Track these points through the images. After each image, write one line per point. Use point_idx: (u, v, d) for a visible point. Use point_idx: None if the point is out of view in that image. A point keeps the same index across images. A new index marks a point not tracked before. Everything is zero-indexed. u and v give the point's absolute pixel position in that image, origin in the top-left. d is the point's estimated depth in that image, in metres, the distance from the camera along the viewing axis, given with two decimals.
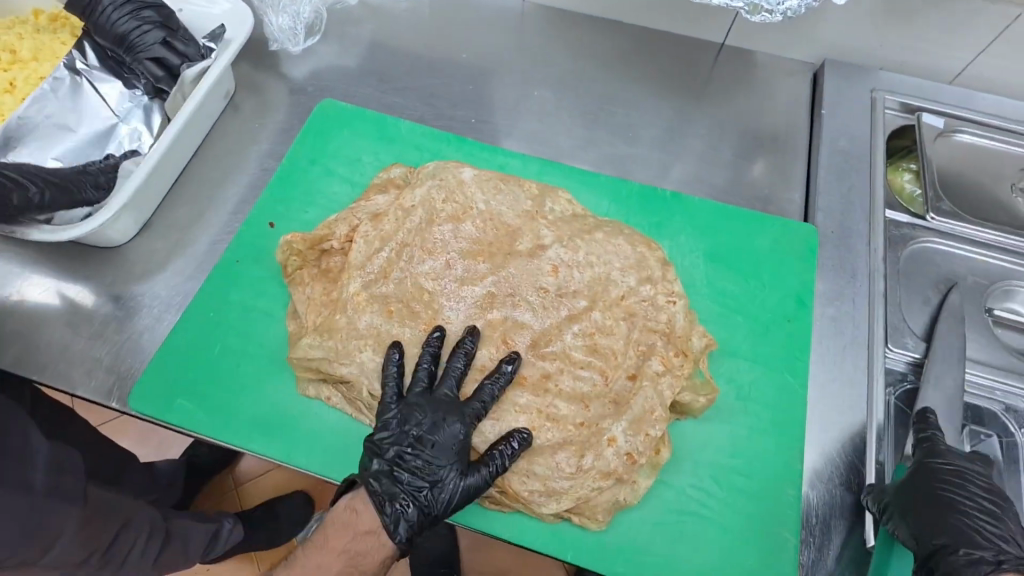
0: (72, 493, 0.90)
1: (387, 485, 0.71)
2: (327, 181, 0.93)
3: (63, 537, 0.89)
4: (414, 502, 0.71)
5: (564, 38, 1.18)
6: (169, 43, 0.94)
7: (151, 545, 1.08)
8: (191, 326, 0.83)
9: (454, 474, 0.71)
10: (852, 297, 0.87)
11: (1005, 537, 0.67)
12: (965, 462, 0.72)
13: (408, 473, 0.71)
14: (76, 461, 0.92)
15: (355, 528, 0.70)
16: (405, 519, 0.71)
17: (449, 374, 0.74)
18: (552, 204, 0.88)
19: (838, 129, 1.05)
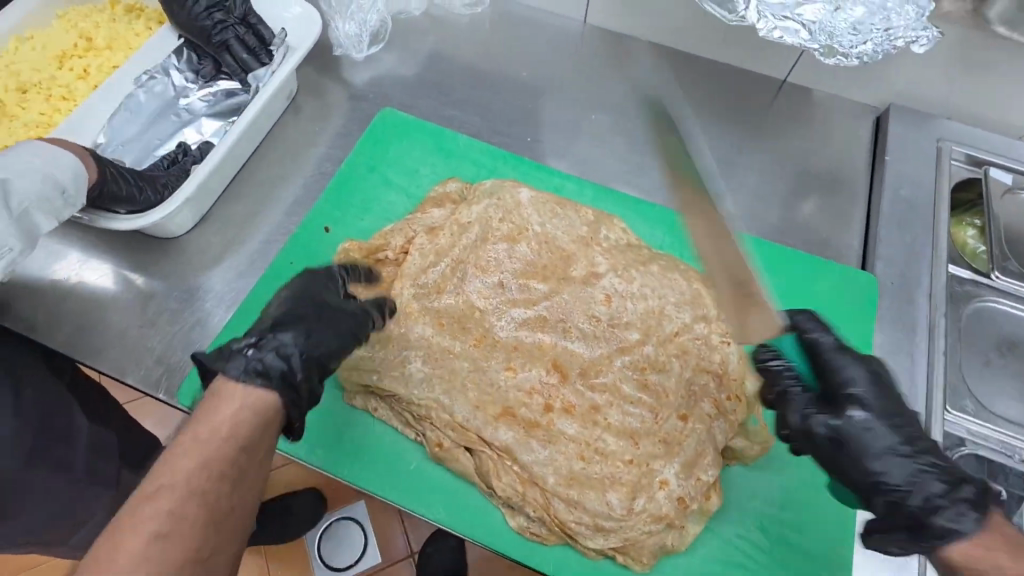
0: (107, 478, 0.89)
1: (235, 344, 0.65)
2: (384, 190, 0.94)
3: (93, 518, 0.90)
4: (267, 348, 0.65)
5: (624, 63, 1.18)
6: (241, 38, 0.98)
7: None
8: (247, 325, 0.83)
9: (313, 308, 0.72)
10: (910, 352, 0.85)
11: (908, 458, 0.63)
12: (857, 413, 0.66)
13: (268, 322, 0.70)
14: (112, 442, 0.91)
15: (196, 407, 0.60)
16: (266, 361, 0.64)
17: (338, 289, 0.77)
18: (608, 230, 0.87)
19: (903, 175, 1.02)
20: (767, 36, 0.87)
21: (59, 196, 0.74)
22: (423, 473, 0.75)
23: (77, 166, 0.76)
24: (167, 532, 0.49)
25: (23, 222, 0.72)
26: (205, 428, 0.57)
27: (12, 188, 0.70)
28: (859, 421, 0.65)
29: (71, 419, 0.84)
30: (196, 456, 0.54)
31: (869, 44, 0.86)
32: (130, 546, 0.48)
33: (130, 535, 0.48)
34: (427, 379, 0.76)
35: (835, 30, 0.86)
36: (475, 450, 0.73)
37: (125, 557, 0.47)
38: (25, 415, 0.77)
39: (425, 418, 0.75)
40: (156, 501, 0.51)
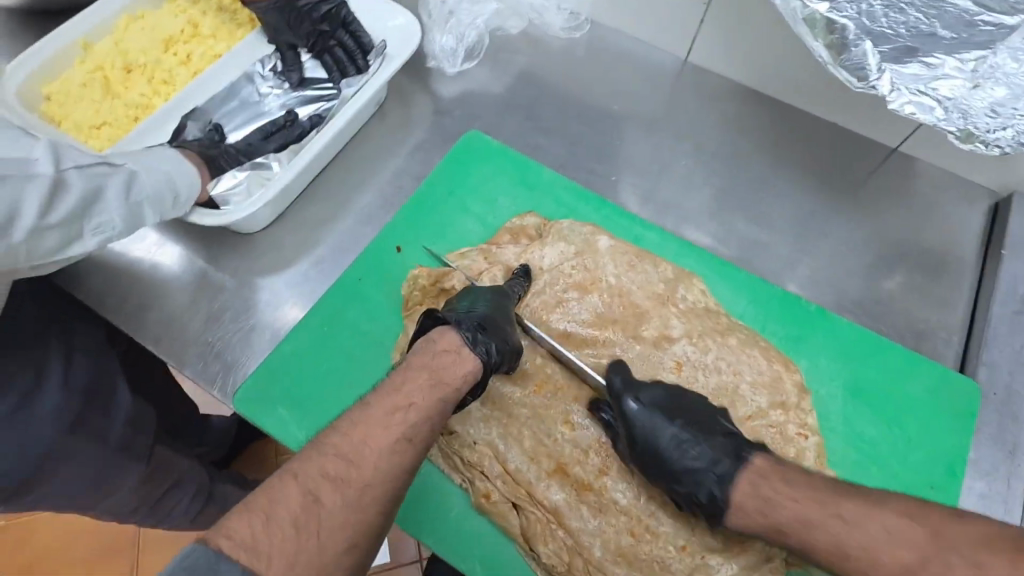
0: (139, 452, 0.89)
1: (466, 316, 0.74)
2: (461, 217, 0.91)
3: (122, 488, 0.91)
4: (491, 334, 0.72)
5: (721, 108, 1.12)
6: (343, 43, 0.98)
7: (197, 502, 1.09)
8: (306, 337, 0.82)
9: (515, 292, 0.81)
10: (1008, 475, 0.76)
11: (699, 463, 0.67)
12: (648, 416, 0.69)
13: (487, 297, 0.77)
14: (151, 417, 0.92)
15: (435, 351, 0.71)
16: (486, 341, 0.71)
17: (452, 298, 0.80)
18: (686, 291, 0.84)
19: (1019, 270, 0.92)
20: (898, 109, 0.82)
21: (171, 199, 0.76)
22: (462, 521, 0.72)
23: (195, 178, 0.79)
24: (409, 440, 0.63)
25: (134, 212, 0.72)
26: (437, 371, 0.68)
27: (138, 182, 0.71)
28: (634, 423, 0.69)
29: (113, 391, 0.84)
30: (431, 392, 0.66)
31: (1009, 130, 0.79)
32: (381, 438, 0.62)
33: (382, 429, 0.62)
34: (485, 419, 0.75)
35: (970, 110, 0.80)
36: (522, 507, 0.71)
37: (375, 446, 0.61)
38: (72, 388, 0.77)
39: (476, 467, 0.73)
40: (404, 413, 0.64)
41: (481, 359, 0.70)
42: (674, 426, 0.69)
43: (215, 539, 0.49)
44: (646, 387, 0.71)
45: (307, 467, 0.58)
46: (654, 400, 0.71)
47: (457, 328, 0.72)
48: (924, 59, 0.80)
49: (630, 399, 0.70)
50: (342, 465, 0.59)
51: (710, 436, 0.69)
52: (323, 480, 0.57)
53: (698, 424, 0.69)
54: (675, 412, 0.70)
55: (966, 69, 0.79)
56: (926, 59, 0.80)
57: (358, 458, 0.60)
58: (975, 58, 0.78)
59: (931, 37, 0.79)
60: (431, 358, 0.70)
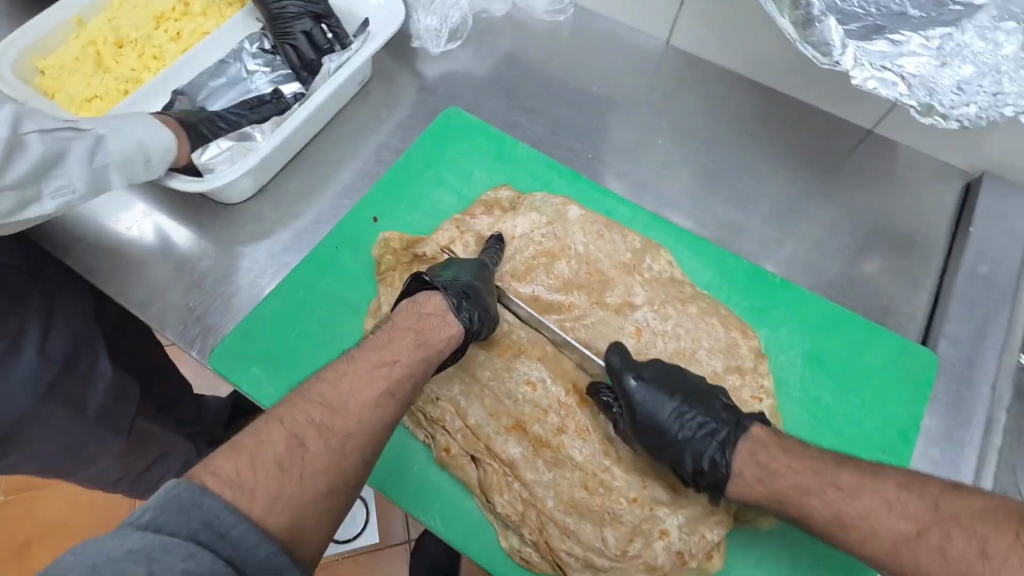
0: (119, 421, 0.92)
1: (452, 283, 0.77)
2: (436, 189, 0.94)
3: (103, 457, 0.93)
4: (475, 303, 0.76)
5: (699, 89, 1.14)
6: (309, 33, 0.99)
7: (182, 475, 1.13)
8: (283, 298, 0.85)
9: (493, 259, 0.84)
10: (960, 442, 0.78)
11: (693, 432, 0.71)
12: (650, 390, 0.72)
13: (470, 267, 0.81)
14: (134, 390, 0.94)
15: (421, 314, 0.76)
16: (469, 309, 0.75)
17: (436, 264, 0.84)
18: (653, 261, 0.86)
19: (982, 247, 0.94)
20: (860, 84, 0.83)
21: (142, 163, 0.80)
22: (425, 472, 0.76)
23: (169, 144, 0.83)
24: (393, 393, 0.67)
25: (99, 176, 0.76)
26: (422, 333, 0.73)
27: (103, 147, 0.75)
28: (645, 401, 0.72)
29: (94, 361, 0.87)
30: (416, 350, 0.71)
31: (972, 107, 0.81)
32: (366, 392, 0.66)
33: (366, 383, 0.67)
34: (450, 375, 0.79)
35: (937, 87, 0.81)
36: (480, 458, 0.75)
37: (361, 397, 0.65)
38: (49, 357, 0.80)
39: (438, 421, 0.77)
40: (389, 368, 0.69)
41: (465, 326, 0.74)
42: (673, 401, 0.73)
43: (201, 474, 0.53)
44: (646, 365, 0.75)
45: (292, 414, 0.61)
46: (653, 377, 0.74)
47: (443, 294, 0.76)
48: (890, 36, 0.82)
49: (630, 376, 0.73)
50: (326, 413, 0.63)
51: (703, 406, 0.73)
52: (309, 426, 0.61)
53: (696, 397, 0.73)
54: (674, 388, 0.74)
55: (931, 47, 0.80)
56: (891, 36, 0.82)
57: (342, 406, 0.64)
58: (939, 36, 0.80)
59: (899, 16, 0.81)
60: (417, 320, 0.74)
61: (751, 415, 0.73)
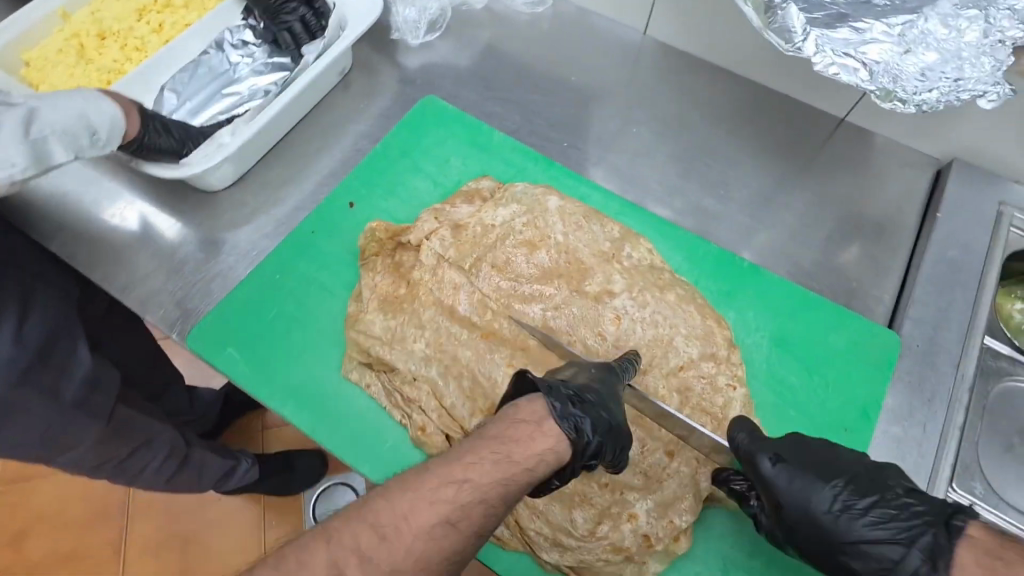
0: (100, 410, 0.90)
1: (565, 394, 0.68)
2: (413, 176, 0.96)
3: (79, 448, 0.90)
4: (584, 409, 0.67)
5: (679, 80, 1.15)
6: (303, 20, 1.02)
7: (167, 467, 1.09)
8: (259, 283, 0.87)
9: (624, 375, 0.75)
10: (925, 421, 0.80)
11: (868, 525, 0.63)
12: (800, 472, 0.67)
13: (590, 378, 0.72)
14: (111, 381, 0.93)
15: (514, 421, 0.66)
16: (578, 416, 0.67)
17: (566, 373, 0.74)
18: (632, 249, 0.87)
19: (951, 234, 0.96)
20: (823, 71, 0.84)
21: (87, 136, 0.76)
22: (398, 448, 0.79)
23: (117, 117, 0.79)
24: (455, 523, 0.60)
25: (39, 148, 0.71)
26: (507, 445, 0.64)
27: (41, 118, 0.71)
28: (783, 482, 0.67)
29: (71, 349, 0.86)
30: (496, 468, 0.62)
31: (934, 93, 0.81)
32: (425, 517, 0.60)
33: (428, 505, 0.60)
34: (423, 358, 0.81)
35: (900, 73, 0.82)
36: (452, 438, 0.77)
37: (416, 523, 0.59)
38: (24, 341, 0.79)
39: (414, 402, 0.80)
40: (456, 490, 0.61)
41: (574, 440, 0.66)
42: (827, 487, 0.65)
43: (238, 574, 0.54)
44: (778, 443, 0.69)
45: (342, 534, 0.58)
46: (794, 459, 0.68)
47: (546, 396, 0.68)
48: (853, 24, 0.84)
49: (764, 457, 0.67)
50: (375, 538, 0.58)
51: (874, 495, 0.64)
52: (354, 555, 0.57)
53: (860, 481, 0.66)
54: (827, 471, 0.67)
55: (894, 33, 0.83)
56: (855, 24, 0.84)
57: (392, 532, 0.59)
58: (902, 22, 0.82)
59: (863, 4, 0.84)
60: (507, 428, 0.65)
61: (951, 510, 0.61)
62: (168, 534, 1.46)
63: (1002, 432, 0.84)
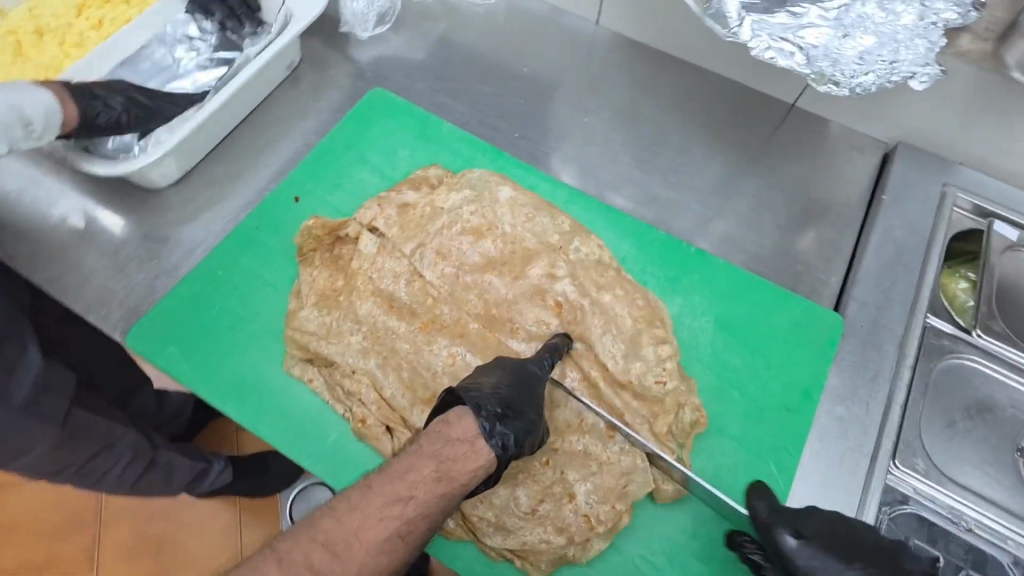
0: (50, 414, 0.85)
1: (490, 405, 0.66)
2: (360, 168, 0.96)
3: (30, 453, 0.85)
4: (509, 423, 0.66)
5: (633, 67, 1.14)
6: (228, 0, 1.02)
7: (132, 469, 1.05)
8: (202, 280, 0.86)
9: (541, 369, 0.73)
10: (867, 400, 0.80)
11: None
12: (821, 550, 0.66)
13: (512, 381, 0.70)
14: (66, 381, 0.88)
15: (448, 439, 0.64)
16: (504, 432, 0.65)
17: (489, 375, 0.71)
18: (580, 245, 0.85)
19: (896, 216, 0.97)
20: (758, 55, 0.85)
21: (21, 128, 0.75)
22: (341, 445, 0.78)
23: (49, 106, 0.78)
24: (403, 536, 0.60)
25: None
26: (445, 463, 0.63)
27: None
28: (796, 552, 0.67)
29: (21, 354, 0.80)
30: (436, 485, 0.61)
31: (870, 76, 0.82)
32: (375, 533, 0.59)
33: (375, 520, 0.59)
34: (363, 350, 0.80)
35: (840, 57, 0.82)
36: (394, 430, 0.77)
37: (366, 539, 0.58)
38: None
39: (354, 394, 0.79)
40: (403, 505, 0.60)
41: (497, 453, 0.65)
42: (846, 570, 0.66)
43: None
44: (805, 519, 0.68)
45: (296, 552, 0.57)
46: (819, 535, 0.67)
47: (476, 415, 0.65)
48: (790, 9, 0.84)
49: (786, 532, 0.67)
50: (328, 556, 0.57)
51: (873, 573, 0.65)
52: (306, 571, 0.56)
53: (872, 562, 0.65)
54: (851, 553, 0.66)
55: (830, 18, 0.82)
56: (792, 9, 0.84)
57: (344, 549, 0.58)
58: (838, 6, 0.82)
59: None
60: (443, 445, 0.63)
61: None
62: (142, 538, 1.42)
63: (951, 411, 0.84)
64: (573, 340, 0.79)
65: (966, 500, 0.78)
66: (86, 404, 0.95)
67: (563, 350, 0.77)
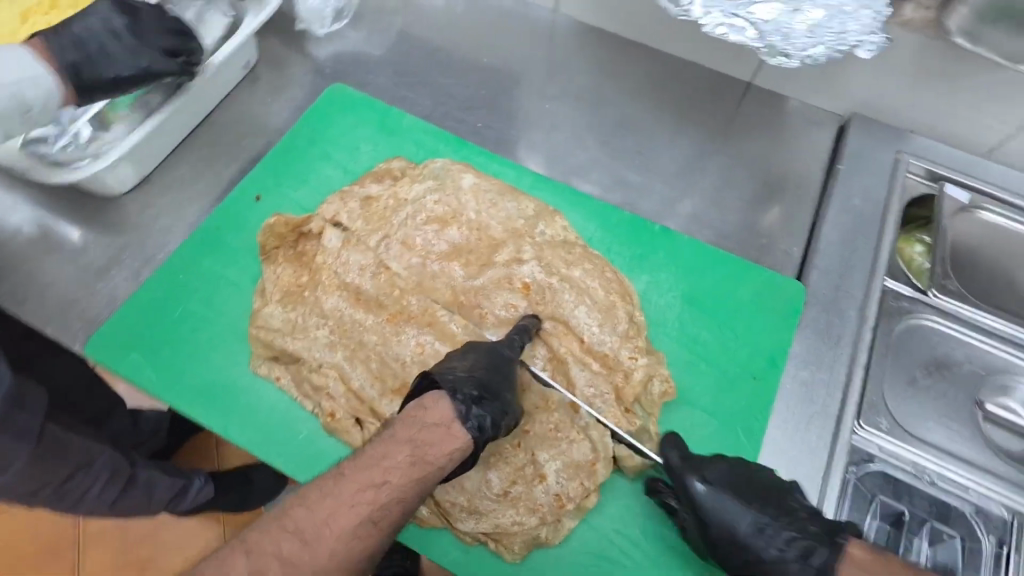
0: (25, 430, 0.82)
1: (468, 388, 0.66)
2: (320, 164, 0.96)
3: (7, 472, 0.83)
4: (485, 403, 0.66)
5: (592, 52, 1.15)
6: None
7: (112, 487, 1.03)
8: (162, 285, 0.85)
9: (515, 350, 0.74)
10: (831, 364, 0.83)
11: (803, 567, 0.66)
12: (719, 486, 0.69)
13: (487, 363, 0.70)
14: (38, 396, 0.84)
15: (424, 424, 0.65)
16: (480, 414, 0.66)
17: (463, 359, 0.71)
18: (545, 227, 0.86)
19: (853, 185, 0.99)
20: (711, 31, 0.87)
21: (21, 115, 0.75)
22: (312, 440, 0.78)
23: (52, 90, 0.77)
24: (377, 523, 0.61)
25: None
26: (421, 447, 0.63)
27: None
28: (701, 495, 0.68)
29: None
30: (410, 470, 0.62)
31: (820, 48, 0.83)
32: (347, 519, 0.60)
33: (348, 507, 0.60)
34: (331, 344, 0.80)
35: (790, 31, 0.84)
36: (363, 420, 0.77)
37: (338, 526, 0.60)
38: None
39: (322, 388, 0.79)
40: (376, 491, 0.61)
41: (473, 435, 0.65)
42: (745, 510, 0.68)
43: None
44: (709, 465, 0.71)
45: (263, 543, 0.59)
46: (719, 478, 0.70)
47: (451, 399, 0.66)
48: None
49: (694, 479, 0.69)
50: (297, 543, 0.59)
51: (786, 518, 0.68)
52: (274, 559, 0.58)
53: (768, 498, 0.69)
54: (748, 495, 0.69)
55: None
56: None
57: (314, 537, 0.59)
58: None
59: None
60: (418, 431, 0.64)
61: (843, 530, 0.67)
62: (125, 559, 1.40)
63: (910, 370, 0.87)
64: (542, 321, 0.80)
65: (932, 455, 0.80)
66: (60, 423, 0.93)
67: (535, 331, 0.78)
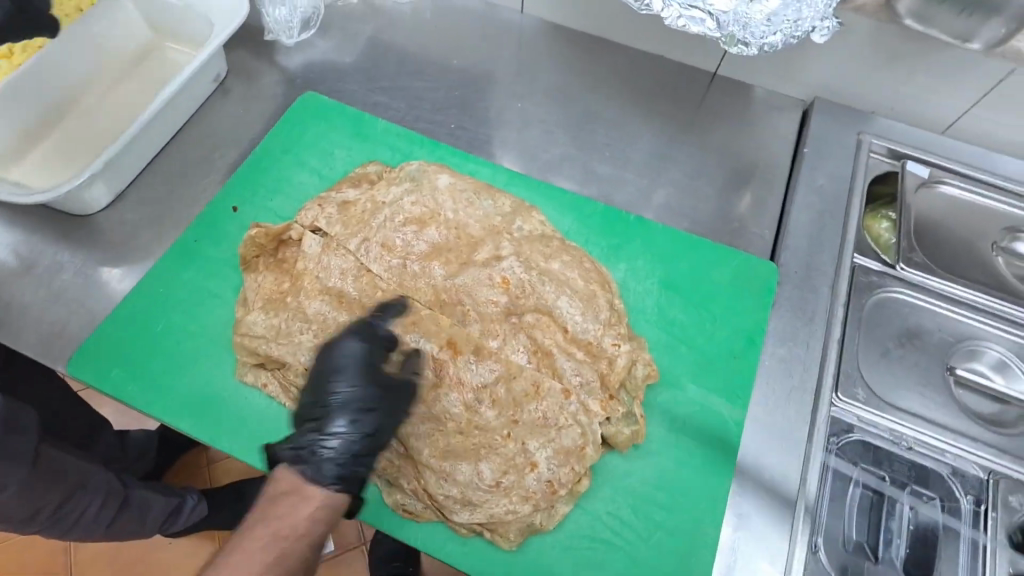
0: (20, 453, 0.81)
1: (304, 441, 0.72)
2: (297, 171, 0.96)
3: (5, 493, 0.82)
4: (338, 445, 0.71)
5: (560, 50, 1.17)
6: None
7: (107, 509, 1.02)
8: (144, 300, 0.85)
9: (365, 363, 0.75)
10: (806, 340, 0.85)
11: None
12: None
13: (326, 401, 0.74)
14: (30, 418, 0.84)
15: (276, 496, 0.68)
16: (336, 465, 0.70)
17: (320, 401, 0.75)
18: (523, 223, 0.88)
19: (819, 167, 1.02)
20: (672, 23, 0.89)
21: None
22: None
23: None
24: None
25: None
26: (279, 522, 0.65)
27: None
28: None
29: None
30: (276, 547, 0.63)
31: (778, 36, 0.86)
32: None
33: None
34: (315, 346, 0.80)
35: (749, 21, 0.86)
36: None
37: None
38: None
39: None
40: None
41: (328, 484, 0.69)
42: None
43: None
44: None
45: None
46: None
47: (294, 464, 0.70)
48: None
49: None
50: None
51: None
52: None
53: None
54: None
55: None
56: None
57: None
58: None
59: None
60: (274, 509, 0.67)
61: None
62: None
63: (882, 341, 0.90)
64: (524, 314, 0.81)
65: (911, 421, 0.82)
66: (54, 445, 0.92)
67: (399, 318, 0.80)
